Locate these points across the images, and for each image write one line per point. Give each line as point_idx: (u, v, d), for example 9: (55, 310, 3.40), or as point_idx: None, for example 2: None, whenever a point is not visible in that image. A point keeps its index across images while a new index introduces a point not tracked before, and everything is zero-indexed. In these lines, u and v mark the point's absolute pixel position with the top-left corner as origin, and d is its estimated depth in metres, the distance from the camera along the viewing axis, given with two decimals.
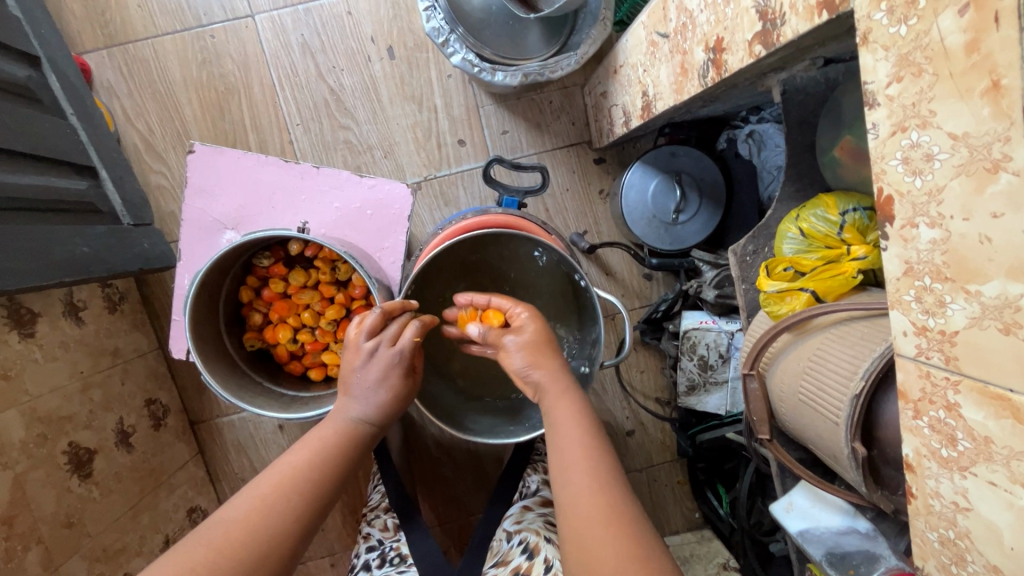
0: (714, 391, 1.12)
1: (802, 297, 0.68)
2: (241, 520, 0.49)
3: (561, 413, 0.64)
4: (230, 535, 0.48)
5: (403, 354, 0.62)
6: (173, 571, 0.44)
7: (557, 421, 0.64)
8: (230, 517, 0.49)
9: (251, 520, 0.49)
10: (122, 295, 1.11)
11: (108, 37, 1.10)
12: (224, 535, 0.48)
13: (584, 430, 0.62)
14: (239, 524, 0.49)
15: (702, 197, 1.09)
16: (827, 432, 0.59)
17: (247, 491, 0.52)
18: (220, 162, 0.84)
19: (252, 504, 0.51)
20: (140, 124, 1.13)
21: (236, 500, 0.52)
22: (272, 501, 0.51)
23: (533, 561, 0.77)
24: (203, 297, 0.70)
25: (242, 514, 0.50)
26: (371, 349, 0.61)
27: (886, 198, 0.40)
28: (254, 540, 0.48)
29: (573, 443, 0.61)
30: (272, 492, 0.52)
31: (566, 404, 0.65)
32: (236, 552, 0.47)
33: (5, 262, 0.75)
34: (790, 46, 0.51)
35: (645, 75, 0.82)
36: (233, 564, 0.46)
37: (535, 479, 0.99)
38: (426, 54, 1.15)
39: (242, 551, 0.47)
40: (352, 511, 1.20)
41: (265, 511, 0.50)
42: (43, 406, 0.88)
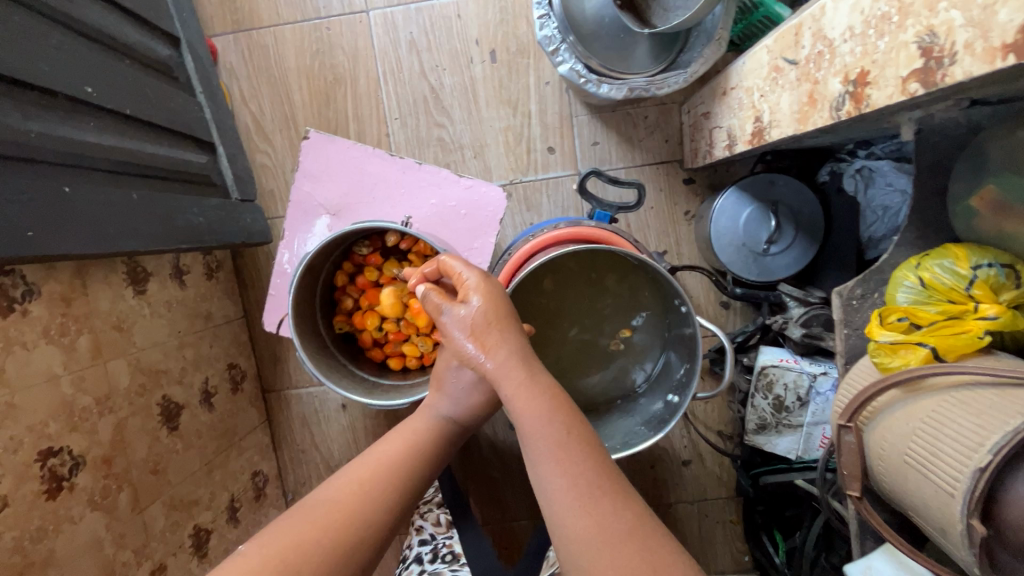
0: (786, 434, 1.07)
1: (919, 352, 0.63)
2: (342, 500, 0.51)
3: (529, 416, 0.56)
4: (331, 514, 0.50)
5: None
6: (284, 542, 0.46)
7: (526, 421, 0.57)
8: (332, 497, 0.51)
9: (349, 503, 0.51)
10: (219, 263, 1.19)
11: (236, 23, 1.18)
12: (327, 514, 0.50)
13: (554, 439, 0.55)
14: (337, 506, 0.51)
15: (798, 230, 1.05)
16: (936, 503, 0.55)
17: (345, 476, 0.54)
18: (329, 150, 0.88)
19: (352, 486, 0.53)
20: (253, 106, 1.20)
21: (333, 481, 0.54)
22: (369, 488, 0.53)
23: None
24: (306, 277, 0.73)
25: (343, 495, 0.52)
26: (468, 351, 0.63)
27: None
28: (353, 522, 0.50)
29: (539, 450, 0.55)
30: (369, 477, 0.54)
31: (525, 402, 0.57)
32: (337, 534, 0.49)
33: (135, 224, 0.81)
34: (952, 88, 0.48)
35: (761, 100, 0.79)
36: (335, 542, 0.48)
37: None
38: (527, 60, 1.16)
39: (343, 531, 0.49)
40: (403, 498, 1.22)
41: (363, 496, 0.52)
42: (146, 358, 0.95)
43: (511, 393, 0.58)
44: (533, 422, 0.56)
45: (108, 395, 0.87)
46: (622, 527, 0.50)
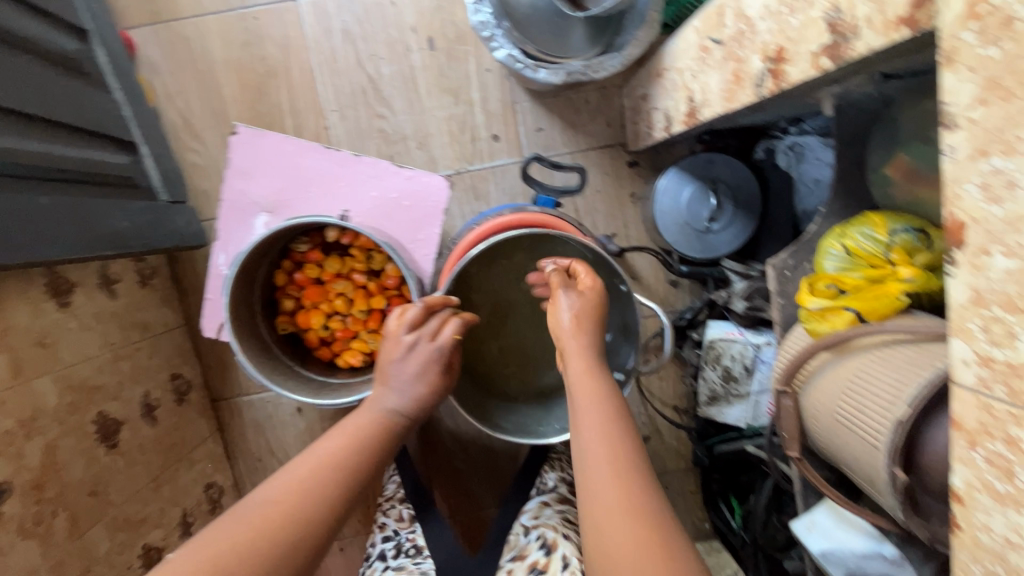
0: (736, 404, 1.11)
1: (845, 315, 0.66)
2: (279, 501, 0.50)
3: (589, 406, 0.62)
4: (267, 517, 0.48)
5: (444, 350, 0.62)
6: (214, 549, 0.45)
7: (585, 416, 0.61)
8: (268, 499, 0.50)
9: (287, 504, 0.50)
10: (153, 270, 1.13)
11: (154, 14, 1.11)
12: (262, 516, 0.48)
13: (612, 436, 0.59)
14: (275, 507, 0.49)
15: (737, 207, 1.08)
16: (865, 455, 0.58)
17: (284, 476, 0.52)
18: (260, 145, 0.84)
19: (290, 486, 0.51)
20: (179, 102, 1.14)
21: (272, 481, 0.52)
22: (308, 486, 0.52)
23: (550, 557, 0.79)
24: (241, 278, 0.70)
25: (279, 496, 0.50)
26: (411, 343, 0.62)
27: (958, 223, 0.39)
28: (291, 523, 0.49)
29: (591, 436, 0.60)
30: (308, 475, 0.53)
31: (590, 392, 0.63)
32: (273, 536, 0.47)
33: (50, 232, 0.76)
34: (859, 62, 0.50)
35: (693, 81, 0.80)
36: (270, 545, 0.47)
37: (554, 477, 0.96)
38: (466, 47, 1.14)
39: (278, 533, 0.48)
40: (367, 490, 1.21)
41: (302, 495, 0.51)
42: (76, 375, 0.90)
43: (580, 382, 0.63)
44: (590, 408, 0.61)
45: (35, 416, 0.81)
46: (647, 507, 0.53)
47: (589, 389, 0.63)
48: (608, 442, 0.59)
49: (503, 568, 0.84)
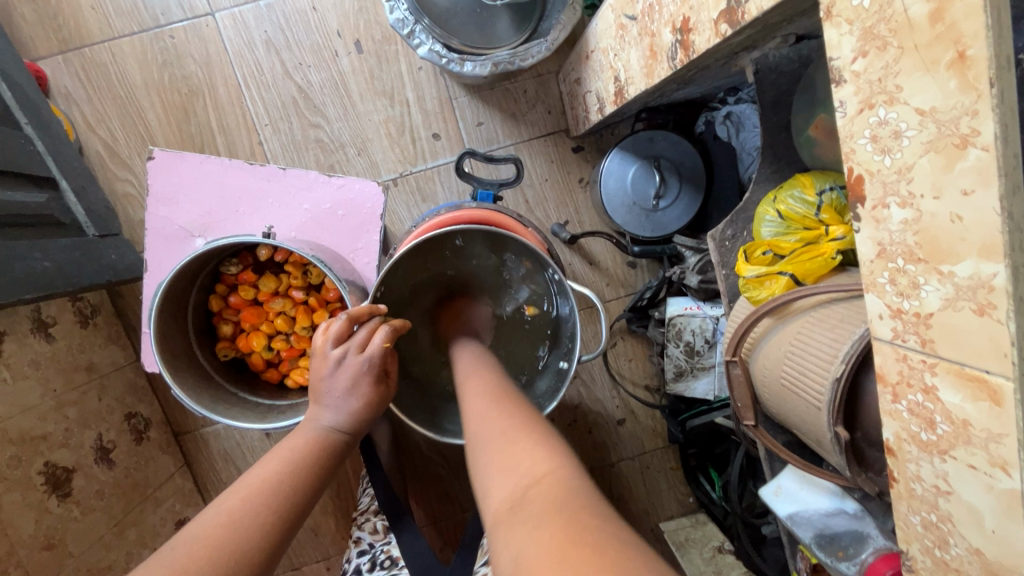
0: (702, 376, 1.12)
1: (781, 280, 0.66)
2: (205, 537, 0.48)
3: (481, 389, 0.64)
4: (195, 554, 0.46)
5: (374, 360, 0.61)
6: None
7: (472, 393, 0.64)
8: (196, 535, 0.48)
9: (216, 539, 0.48)
10: (94, 308, 1.08)
11: (63, 42, 1.06)
12: (188, 554, 0.46)
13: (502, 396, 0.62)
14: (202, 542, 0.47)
15: (682, 182, 1.08)
16: (810, 416, 0.59)
17: (213, 511, 0.51)
18: (181, 168, 0.81)
19: (219, 519, 0.50)
20: (102, 131, 1.09)
21: (200, 519, 0.51)
22: (238, 517, 0.50)
23: None
24: (167, 308, 0.67)
25: (206, 532, 0.48)
26: (340, 357, 0.61)
27: (857, 177, 0.39)
28: (223, 556, 0.47)
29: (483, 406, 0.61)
30: (239, 505, 0.52)
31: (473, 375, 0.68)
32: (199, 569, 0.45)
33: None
34: (757, 24, 0.49)
35: (616, 60, 0.80)
36: None
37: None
38: (395, 47, 1.12)
39: (207, 568, 0.45)
40: (340, 484, 1.19)
41: (232, 526, 0.49)
42: (15, 428, 0.86)
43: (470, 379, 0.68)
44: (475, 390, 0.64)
45: None
46: (532, 427, 0.54)
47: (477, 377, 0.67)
48: (492, 402, 0.61)
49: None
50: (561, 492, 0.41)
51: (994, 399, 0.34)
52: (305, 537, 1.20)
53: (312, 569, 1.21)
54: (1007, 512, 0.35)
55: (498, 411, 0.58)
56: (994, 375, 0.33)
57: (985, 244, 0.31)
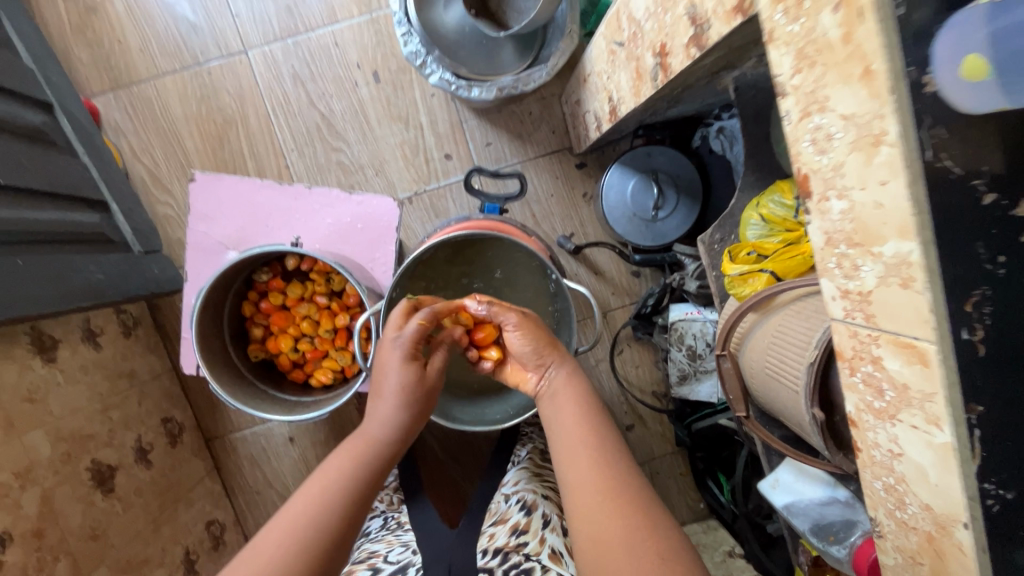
0: (705, 379, 1.15)
1: (762, 277, 0.71)
2: (302, 509, 0.64)
3: (566, 409, 0.75)
4: (295, 524, 0.62)
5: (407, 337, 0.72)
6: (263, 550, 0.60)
7: (563, 410, 0.75)
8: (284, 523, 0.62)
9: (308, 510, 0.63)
10: (136, 320, 1.18)
11: (113, 80, 1.19)
12: (291, 522, 0.62)
13: (587, 426, 0.72)
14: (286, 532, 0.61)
15: (679, 193, 1.13)
16: (791, 402, 0.63)
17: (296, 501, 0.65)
18: (218, 188, 0.90)
19: (309, 498, 0.65)
20: (146, 159, 1.20)
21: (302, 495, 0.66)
22: (325, 496, 0.65)
23: (530, 516, 0.82)
24: (206, 311, 0.75)
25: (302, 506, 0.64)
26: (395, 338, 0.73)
27: (804, 176, 0.44)
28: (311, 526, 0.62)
29: (574, 433, 0.72)
30: (324, 488, 0.66)
31: (570, 405, 0.75)
32: (299, 534, 0.61)
33: (26, 292, 0.81)
34: (723, 46, 0.56)
35: (609, 81, 0.87)
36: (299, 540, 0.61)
37: (526, 450, 1.04)
38: (409, 76, 1.22)
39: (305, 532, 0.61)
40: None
41: (308, 515, 0.63)
42: (67, 426, 0.94)
43: (558, 386, 0.77)
44: (566, 408, 0.75)
45: (30, 467, 0.85)
46: (612, 469, 0.68)
47: (575, 411, 0.74)
48: (594, 460, 0.69)
49: (484, 533, 0.83)
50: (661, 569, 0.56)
51: (924, 362, 0.38)
52: None
53: None
54: (944, 465, 0.39)
55: (581, 458, 0.69)
56: (921, 341, 0.38)
57: (902, 226, 0.37)
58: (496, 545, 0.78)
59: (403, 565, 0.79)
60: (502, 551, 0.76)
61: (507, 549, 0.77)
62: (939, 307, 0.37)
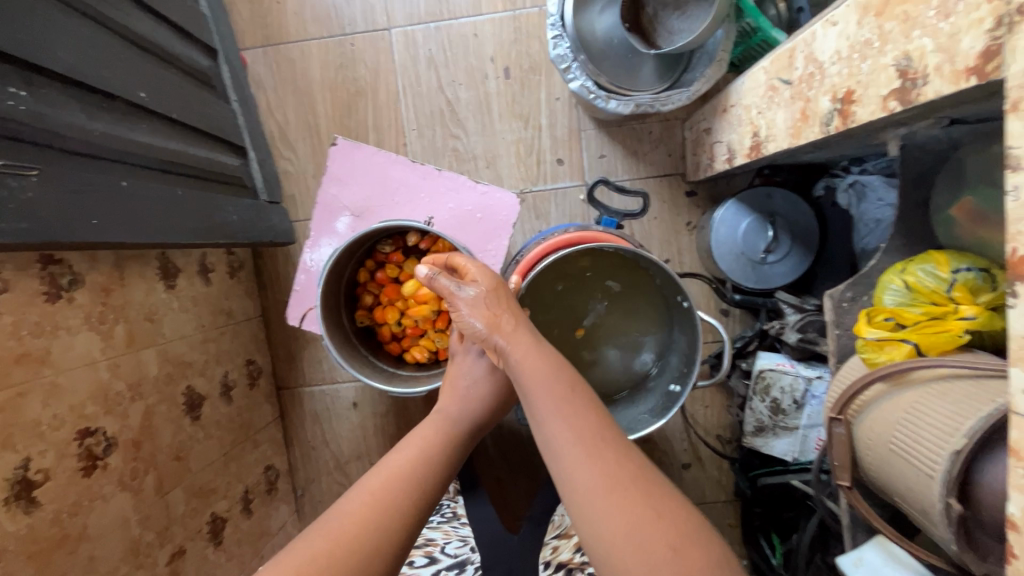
0: (783, 436, 1.11)
1: (903, 347, 0.67)
2: (401, 464, 0.62)
3: (529, 369, 0.63)
4: (390, 478, 0.60)
5: None
6: (367, 500, 0.57)
7: (530, 379, 0.62)
8: (381, 474, 0.60)
9: (406, 470, 0.61)
10: (241, 263, 1.24)
11: (265, 38, 1.26)
12: (391, 473, 0.61)
13: (558, 400, 0.61)
14: (381, 485, 0.59)
15: (794, 240, 1.10)
16: (918, 485, 0.59)
17: (390, 458, 0.63)
18: (356, 156, 0.94)
19: (408, 456, 0.63)
20: (278, 115, 1.27)
21: (398, 450, 0.65)
22: (419, 460, 0.63)
23: None
24: (334, 271, 0.79)
25: (402, 461, 0.62)
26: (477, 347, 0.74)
27: (1021, 258, 0.42)
28: (407, 481, 0.60)
29: (552, 408, 0.61)
30: (417, 451, 0.64)
31: (543, 391, 0.61)
32: (399, 485, 0.59)
33: (190, 224, 0.87)
34: (927, 106, 0.53)
35: (759, 117, 0.85)
36: (402, 491, 0.59)
37: None
38: (538, 77, 1.23)
39: (403, 484, 0.60)
40: None
41: (404, 474, 0.61)
42: (173, 349, 1.00)
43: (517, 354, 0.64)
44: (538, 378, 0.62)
45: (139, 382, 0.91)
46: (615, 457, 0.57)
47: (552, 394, 0.61)
48: (596, 461, 0.56)
49: (547, 544, 0.84)
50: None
51: None
52: None
53: None
54: None
55: (573, 445, 0.58)
56: None
57: None
58: (560, 559, 0.78)
59: (461, 560, 0.82)
60: (565, 566, 0.76)
61: (570, 565, 0.76)
62: None
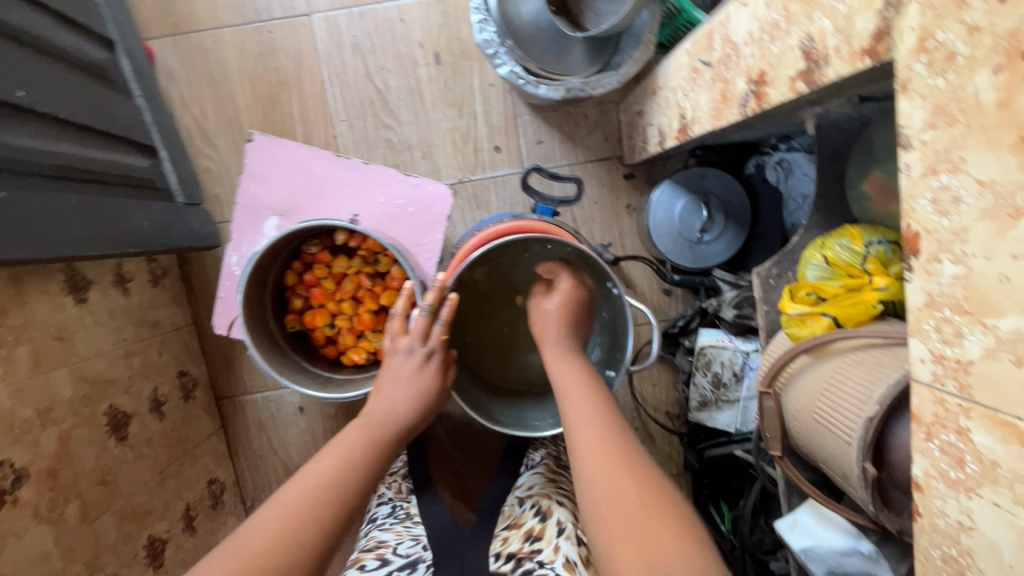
0: (725, 409, 1.14)
1: (822, 321, 0.70)
2: (318, 474, 0.60)
3: (569, 382, 0.73)
4: (306, 490, 0.58)
5: (436, 346, 0.72)
6: (280, 514, 0.55)
7: (569, 388, 0.72)
8: (299, 487, 0.58)
9: (322, 480, 0.59)
10: (164, 270, 1.17)
11: (172, 26, 1.16)
12: (308, 485, 0.58)
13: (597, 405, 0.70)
14: (300, 499, 0.57)
15: (727, 219, 1.13)
16: (839, 451, 0.62)
17: (310, 469, 0.61)
18: (275, 152, 0.89)
19: (326, 466, 0.61)
20: (195, 109, 1.19)
21: (317, 460, 0.62)
22: (339, 470, 0.61)
23: (546, 523, 0.79)
24: (255, 276, 0.74)
25: (319, 472, 0.60)
26: (409, 345, 0.72)
27: (914, 234, 0.43)
28: (324, 492, 0.58)
29: (587, 414, 0.69)
30: (337, 459, 0.62)
31: (583, 399, 0.70)
32: (314, 497, 0.57)
33: (84, 231, 0.80)
34: (830, 86, 0.55)
35: (684, 99, 0.85)
36: (316, 503, 0.57)
37: (541, 453, 0.98)
38: (470, 62, 1.20)
39: (318, 495, 0.58)
40: None
41: (327, 486, 0.59)
42: (90, 368, 0.93)
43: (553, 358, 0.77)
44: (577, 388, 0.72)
45: (51, 407, 0.84)
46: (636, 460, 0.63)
47: (589, 404, 0.69)
48: (622, 461, 0.62)
49: (497, 536, 0.82)
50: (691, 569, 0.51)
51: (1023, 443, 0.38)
52: None
53: None
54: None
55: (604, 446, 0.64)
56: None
57: None
58: (509, 550, 0.77)
59: (414, 559, 0.80)
60: (515, 556, 0.76)
61: (520, 555, 0.76)
62: None
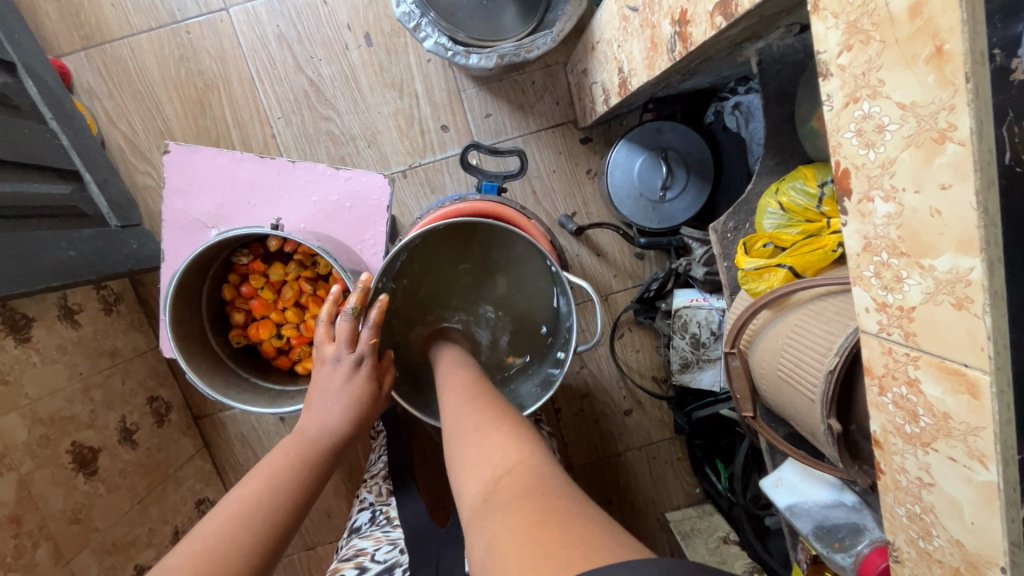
0: (708, 368, 1.11)
1: (779, 273, 0.66)
2: (241, 502, 0.56)
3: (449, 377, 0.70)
4: (226, 521, 0.54)
5: (364, 352, 0.69)
6: (196, 549, 0.51)
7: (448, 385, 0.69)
8: (219, 517, 0.54)
9: (245, 508, 0.56)
10: (118, 296, 1.13)
11: (85, 39, 1.10)
12: (228, 516, 0.55)
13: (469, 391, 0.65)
14: (217, 529, 0.53)
15: (689, 173, 1.07)
16: (805, 408, 0.59)
17: (232, 498, 0.57)
18: (195, 161, 0.84)
19: (249, 492, 0.58)
20: (123, 125, 1.13)
21: (240, 487, 0.59)
22: (263, 495, 0.58)
23: None
24: (181, 296, 0.70)
25: (242, 499, 0.57)
26: (336, 353, 0.68)
27: (844, 171, 0.39)
28: (248, 520, 0.55)
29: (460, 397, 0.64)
30: (262, 485, 0.59)
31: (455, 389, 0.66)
32: (237, 527, 0.54)
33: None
34: (753, 16, 0.49)
35: (620, 51, 0.79)
36: (238, 532, 0.53)
37: None
38: (404, 39, 1.13)
39: (241, 524, 0.54)
40: (352, 469, 1.24)
41: (251, 513, 0.55)
42: (44, 408, 0.90)
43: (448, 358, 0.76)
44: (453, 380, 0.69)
45: (5, 453, 0.82)
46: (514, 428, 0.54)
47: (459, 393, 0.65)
48: (475, 402, 0.61)
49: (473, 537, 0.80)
50: (531, 480, 0.43)
51: (973, 393, 0.34)
52: (318, 518, 1.24)
53: (325, 549, 1.25)
54: (985, 504, 0.36)
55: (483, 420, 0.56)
56: (972, 369, 0.33)
57: (962, 238, 0.32)
58: None
59: (392, 564, 0.78)
60: None
61: None
62: (1001, 335, 0.32)
